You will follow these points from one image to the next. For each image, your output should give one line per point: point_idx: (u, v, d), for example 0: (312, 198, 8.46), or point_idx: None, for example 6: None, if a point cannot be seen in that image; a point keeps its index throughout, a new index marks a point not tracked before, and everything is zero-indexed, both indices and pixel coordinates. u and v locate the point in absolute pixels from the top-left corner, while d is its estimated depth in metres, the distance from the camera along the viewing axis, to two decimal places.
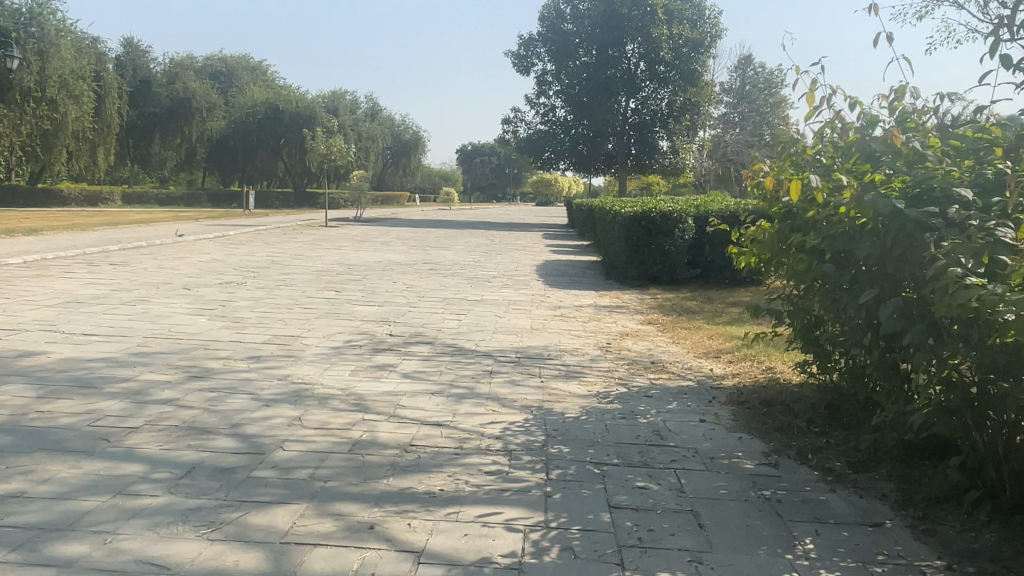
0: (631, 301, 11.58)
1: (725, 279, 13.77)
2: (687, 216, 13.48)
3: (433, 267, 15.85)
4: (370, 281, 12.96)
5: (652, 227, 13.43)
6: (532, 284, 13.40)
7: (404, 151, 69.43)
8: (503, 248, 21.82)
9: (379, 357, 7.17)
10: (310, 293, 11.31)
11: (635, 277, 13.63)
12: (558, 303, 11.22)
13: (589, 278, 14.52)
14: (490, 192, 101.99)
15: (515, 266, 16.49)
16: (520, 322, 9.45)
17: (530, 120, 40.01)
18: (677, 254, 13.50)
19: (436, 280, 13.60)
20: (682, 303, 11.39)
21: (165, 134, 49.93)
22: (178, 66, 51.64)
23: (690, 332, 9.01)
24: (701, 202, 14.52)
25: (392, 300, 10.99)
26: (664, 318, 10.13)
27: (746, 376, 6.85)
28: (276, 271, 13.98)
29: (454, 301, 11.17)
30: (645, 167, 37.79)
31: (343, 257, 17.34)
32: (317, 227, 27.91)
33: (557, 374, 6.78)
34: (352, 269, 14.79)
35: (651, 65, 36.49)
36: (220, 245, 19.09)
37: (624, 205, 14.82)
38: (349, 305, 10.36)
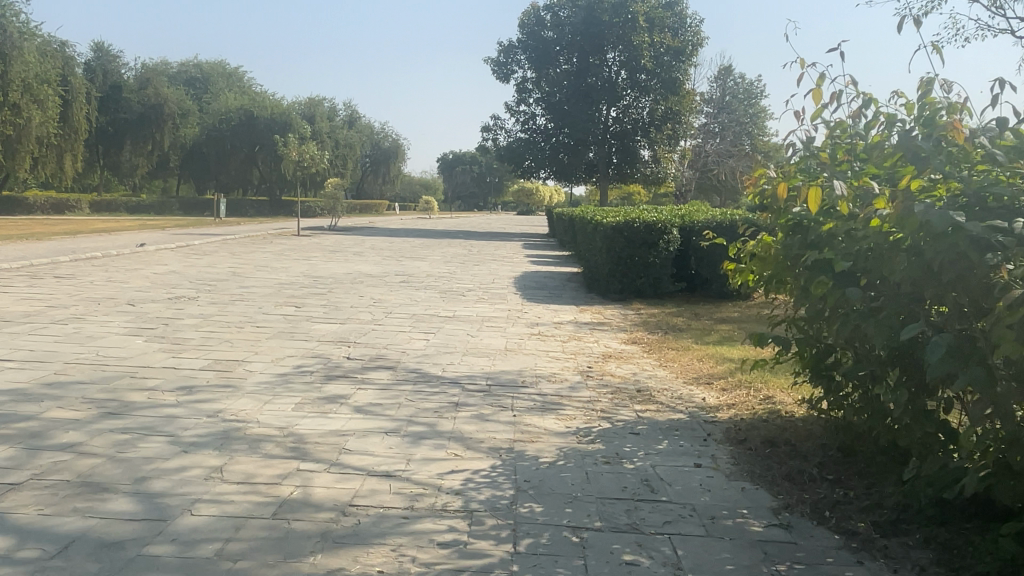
0: (615, 318, 10.82)
1: (712, 293, 13.06)
2: (673, 226, 12.75)
3: (405, 279, 15.02)
4: (336, 296, 12.11)
5: (636, 237, 12.67)
6: (509, 298, 12.62)
7: (383, 159, 68.53)
8: (481, 259, 21.03)
9: (330, 387, 6.32)
10: (267, 309, 10.45)
11: (617, 291, 12.87)
12: (536, 319, 10.44)
13: (569, 291, 13.76)
14: (471, 200, 101.25)
15: (492, 279, 15.69)
16: (494, 342, 8.66)
17: (510, 127, 39.31)
18: (662, 267, 12.78)
19: (407, 294, 12.78)
20: (668, 320, 10.66)
21: (137, 141, 48.70)
22: (150, 72, 50.48)
23: (679, 353, 8.30)
24: (686, 213, 13.83)
25: (357, 317, 10.15)
26: (650, 337, 9.40)
27: (743, 407, 6.12)
28: (236, 284, 13.08)
29: (423, 317, 10.34)
30: (626, 176, 37.21)
31: (312, 269, 16.45)
32: (290, 236, 26.99)
33: (531, 405, 5.99)
34: (317, 282, 13.92)
35: (632, 73, 36.01)
36: (182, 255, 18.13)
37: (606, 215, 14.06)
38: (308, 323, 9.51)
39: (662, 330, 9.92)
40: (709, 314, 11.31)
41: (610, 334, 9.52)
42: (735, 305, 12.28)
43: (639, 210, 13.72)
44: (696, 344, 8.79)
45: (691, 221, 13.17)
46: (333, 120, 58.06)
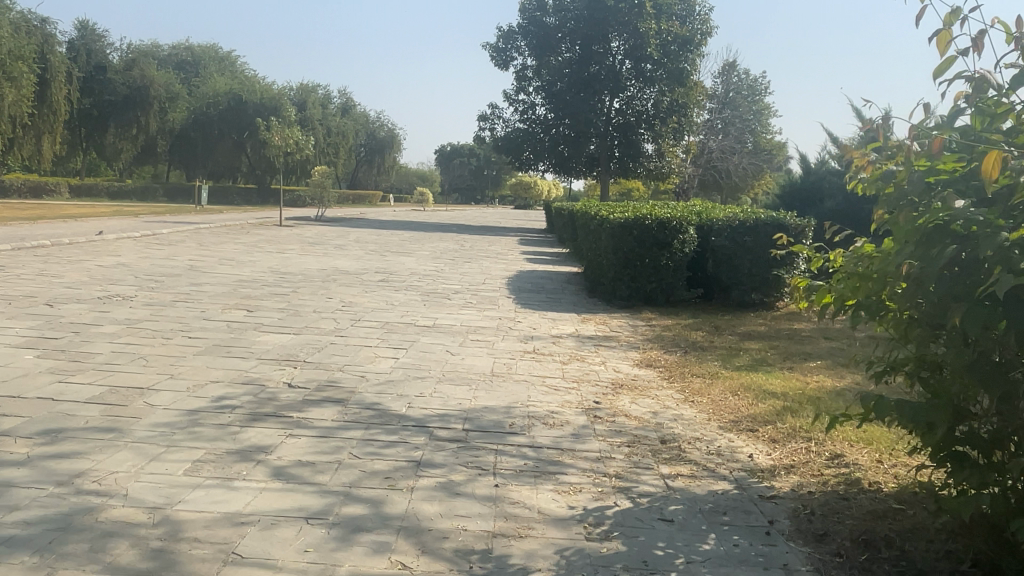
0: (623, 331, 9.18)
1: (730, 300, 11.53)
2: (688, 224, 11.16)
3: (385, 278, 13.39)
4: (300, 296, 10.47)
5: (646, 236, 11.04)
6: (500, 304, 10.99)
7: (379, 149, 66.61)
8: (473, 255, 19.39)
9: (253, 434, 4.68)
10: (211, 313, 8.80)
11: (624, 299, 11.26)
12: (530, 332, 8.82)
13: (569, 296, 12.13)
14: (468, 194, 99.44)
15: (482, 279, 14.05)
16: (478, 363, 7.02)
17: (508, 117, 37.56)
18: (676, 271, 11.20)
19: (384, 296, 11.17)
20: (686, 335, 9.04)
21: (121, 125, 46.94)
22: (137, 53, 48.60)
23: (707, 382, 6.72)
24: (702, 208, 12.25)
25: (315, 324, 8.52)
26: (671, 357, 7.82)
27: (807, 472, 4.56)
28: (188, 281, 11.43)
29: (396, 327, 8.70)
30: (629, 171, 35.45)
31: (283, 263, 14.77)
32: (271, 226, 25.33)
33: (522, 467, 4.37)
34: (284, 279, 12.27)
35: (637, 62, 34.39)
36: (143, 245, 16.45)
37: (611, 210, 12.48)
38: (255, 331, 7.89)
39: (680, 347, 8.34)
40: (729, 328, 9.75)
41: (619, 354, 7.90)
42: (757, 318, 10.72)
43: (649, 204, 12.13)
44: (725, 369, 7.20)
45: (709, 218, 11.58)
46: (326, 107, 56.16)
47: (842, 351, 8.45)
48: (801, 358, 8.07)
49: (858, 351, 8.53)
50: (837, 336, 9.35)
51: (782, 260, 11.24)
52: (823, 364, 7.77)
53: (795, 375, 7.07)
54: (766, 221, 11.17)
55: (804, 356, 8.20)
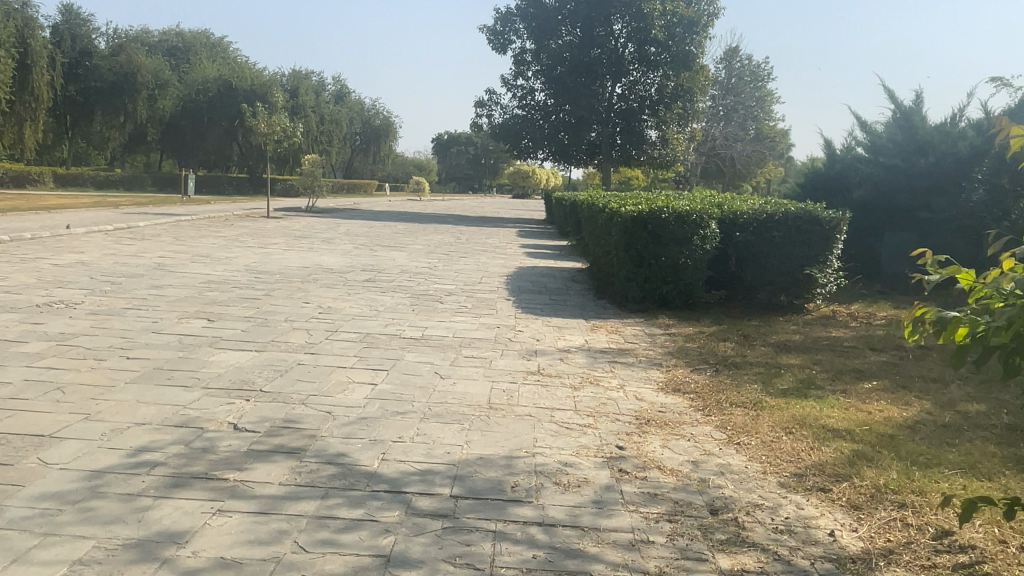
0: (641, 344, 7.97)
1: (756, 302, 10.35)
2: (710, 217, 9.94)
3: (372, 277, 12.18)
4: (272, 300, 9.28)
5: (665, 231, 9.81)
6: (498, 309, 9.79)
7: (374, 138, 65.15)
8: (469, 249, 18.16)
9: (169, 514, 3.47)
10: (164, 323, 7.58)
11: (637, 301, 10.08)
12: (533, 345, 7.62)
13: (575, 298, 10.92)
14: (466, 182, 98.02)
15: (479, 277, 12.83)
16: (472, 390, 5.80)
17: (506, 103, 36.23)
18: (696, 270, 9.98)
19: (368, 299, 9.97)
20: (713, 348, 7.84)
21: (107, 113, 45.50)
22: (124, 39, 47.08)
23: (751, 414, 5.53)
24: (723, 198, 11.04)
25: (283, 337, 7.31)
26: (703, 377, 6.64)
27: (916, 563, 3.40)
28: (150, 282, 10.22)
29: (377, 339, 7.49)
30: (630, 160, 34.23)
31: (262, 260, 13.54)
32: (258, 218, 24.08)
33: (529, 564, 3.16)
34: (259, 279, 11.06)
35: (641, 46, 33.05)
36: (113, 239, 15.24)
37: (621, 202, 11.28)
38: (210, 347, 6.68)
39: (709, 363, 7.15)
40: (760, 337, 8.58)
41: (640, 373, 6.71)
42: (787, 324, 9.57)
43: (665, 195, 10.93)
44: (767, 396, 6.03)
45: (733, 210, 10.37)
46: (320, 94, 54.69)
47: (896, 369, 7.28)
48: (853, 378, 6.89)
49: (913, 367, 7.39)
50: (885, 349, 8.20)
51: (815, 258, 10.04)
52: (881, 387, 6.60)
53: (851, 406, 5.91)
54: (797, 214, 9.95)
55: (855, 374, 7.01)
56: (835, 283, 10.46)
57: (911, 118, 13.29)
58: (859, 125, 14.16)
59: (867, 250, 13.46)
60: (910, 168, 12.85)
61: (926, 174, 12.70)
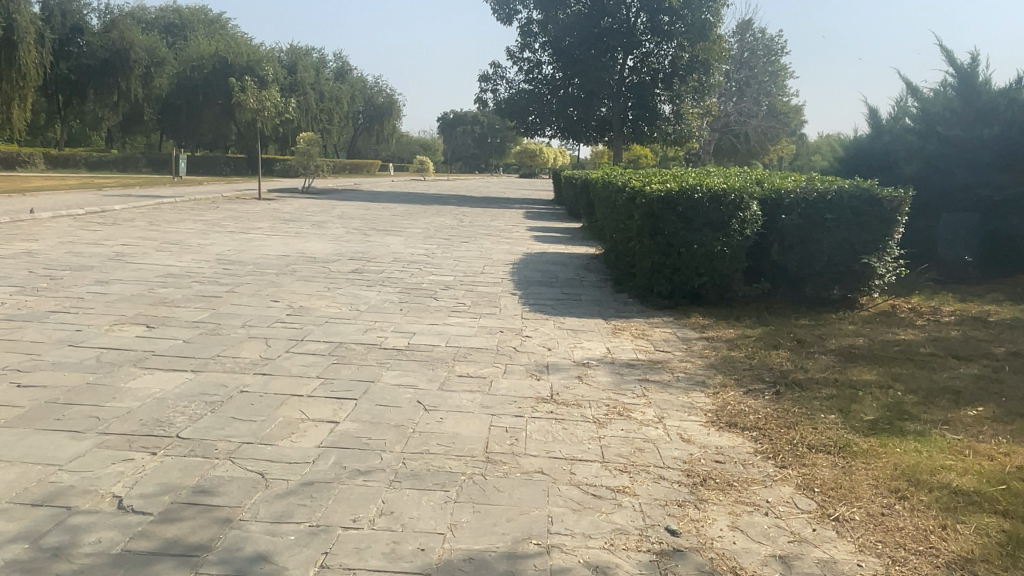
0: (678, 354, 6.51)
1: (802, 296, 8.88)
2: (751, 197, 8.44)
3: (360, 267, 10.72)
4: (233, 298, 7.86)
5: (699, 215, 8.31)
6: (502, 306, 8.32)
7: (377, 117, 63.46)
8: (472, 233, 16.70)
9: None
10: (88, 332, 6.14)
11: (665, 295, 8.62)
12: (543, 358, 6.17)
13: (591, 292, 9.45)
14: (472, 162, 96.43)
15: (481, 267, 11.39)
16: (463, 431, 4.34)
17: (511, 78, 34.55)
18: (734, 261, 8.50)
19: (351, 296, 8.52)
20: (764, 358, 6.37)
21: (100, 91, 43.98)
22: (116, 14, 45.27)
23: (839, 466, 4.10)
24: (760, 175, 9.51)
25: (233, 350, 5.88)
26: (761, 403, 5.21)
27: None
28: (97, 275, 8.78)
29: (351, 351, 6.04)
30: (643, 136, 32.58)
31: (239, 248, 12.10)
32: (248, 200, 22.63)
33: None
34: (227, 271, 9.65)
35: (654, 15, 31.23)
36: (80, 225, 13.81)
37: (642, 179, 9.77)
38: (133, 367, 5.24)
39: (765, 383, 5.70)
40: (816, 342, 7.11)
41: (681, 398, 5.25)
42: (843, 323, 8.08)
43: (694, 173, 9.43)
44: (853, 436, 4.57)
45: (774, 189, 8.86)
46: (320, 71, 52.98)
47: (998, 388, 5.79)
48: (951, 402, 5.41)
49: (1017, 385, 5.90)
50: (973, 359, 6.72)
51: (874, 245, 8.55)
52: (990, 415, 5.13)
53: (969, 448, 4.45)
54: (854, 194, 8.45)
55: (952, 396, 5.53)
56: (894, 274, 8.97)
57: (971, 84, 11.73)
58: (909, 92, 12.61)
59: (919, 233, 11.93)
60: (973, 141, 11.28)
61: (989, 147, 11.17)
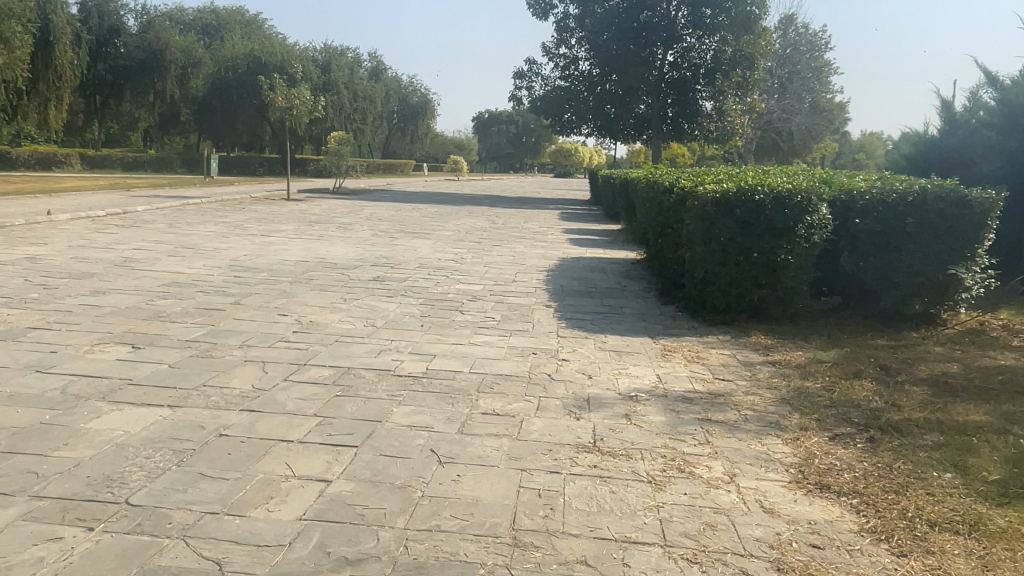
0: (742, 384, 5.54)
1: (877, 311, 7.82)
2: (820, 198, 7.42)
3: (382, 274, 9.91)
4: (239, 311, 7.09)
5: (760, 219, 7.32)
6: (535, 321, 7.42)
7: (411, 116, 62.96)
8: (505, 236, 15.86)
9: None
10: (64, 353, 5.39)
11: (720, 310, 7.65)
12: (583, 389, 5.25)
13: (633, 305, 8.51)
14: (506, 161, 95.64)
15: (513, 273, 10.52)
16: (486, 496, 3.45)
17: (547, 74, 33.62)
18: (799, 271, 7.49)
19: (369, 308, 7.70)
20: (847, 391, 5.36)
21: (137, 92, 44.00)
22: (153, 15, 45.33)
23: (976, 556, 3.10)
24: (827, 175, 8.46)
25: (224, 378, 5.07)
26: (853, 455, 4.24)
27: None
28: (96, 284, 8.10)
29: (360, 380, 5.19)
30: (683, 134, 31.46)
31: (257, 253, 11.39)
32: (276, 200, 22.12)
33: None
34: (238, 278, 8.92)
35: (695, 8, 29.84)
36: (97, 227, 13.29)
37: (692, 179, 8.78)
38: (100, 402, 4.46)
39: (853, 427, 4.72)
40: (903, 370, 6.08)
41: (754, 446, 4.30)
42: (929, 344, 7.00)
43: (751, 171, 8.43)
44: (985, 508, 3.56)
45: (843, 188, 7.82)
46: (355, 71, 52.62)
47: None
48: None
49: None
50: None
51: (963, 254, 7.43)
52: None
53: None
54: (938, 194, 7.37)
55: None
56: (983, 286, 7.84)
57: None
58: (987, 83, 11.39)
59: (1000, 240, 10.71)
60: None
61: None
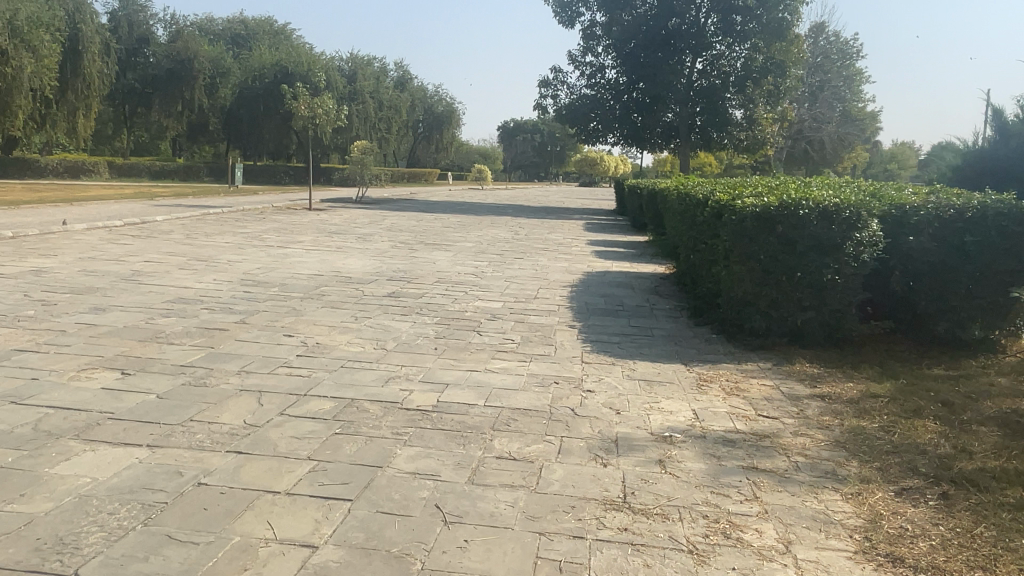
0: (789, 424, 4.96)
1: (932, 336, 7.17)
2: (870, 214, 6.81)
3: (398, 290, 9.45)
4: (243, 331, 6.66)
5: (805, 236, 6.73)
6: (558, 344, 6.90)
7: (436, 126, 62.90)
8: (527, 248, 15.38)
9: None
10: (46, 381, 4.97)
11: (760, 334, 7.06)
12: (610, 426, 4.73)
13: (663, 325, 7.96)
14: (531, 170, 95.38)
15: (535, 289, 10.02)
16: (496, 570, 2.93)
17: (573, 83, 33.21)
18: (846, 292, 6.89)
19: (380, 328, 7.22)
20: (909, 435, 4.76)
21: (165, 101, 44.35)
22: (182, 25, 45.71)
23: None
24: (874, 187, 7.85)
25: (215, 410, 4.61)
26: (926, 517, 3.66)
27: None
28: (97, 300, 7.73)
29: (366, 414, 4.71)
30: (712, 143, 30.86)
31: (270, 266, 11.01)
32: (298, 210, 21.86)
33: None
34: (248, 294, 8.52)
35: (726, 15, 29.30)
36: (112, 238, 13.01)
37: (728, 192, 8.21)
38: (71, 442, 4.00)
39: (921, 479, 4.13)
40: (969, 406, 5.44)
41: (809, 503, 3.73)
42: (993, 374, 6.34)
43: (792, 184, 7.84)
44: None
45: (894, 203, 7.21)
46: (381, 80, 52.71)
47: None
48: None
49: None
50: None
51: None
52: None
53: None
54: (1000, 210, 6.71)
55: None
56: None
57: None
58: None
59: None
60: None
61: None
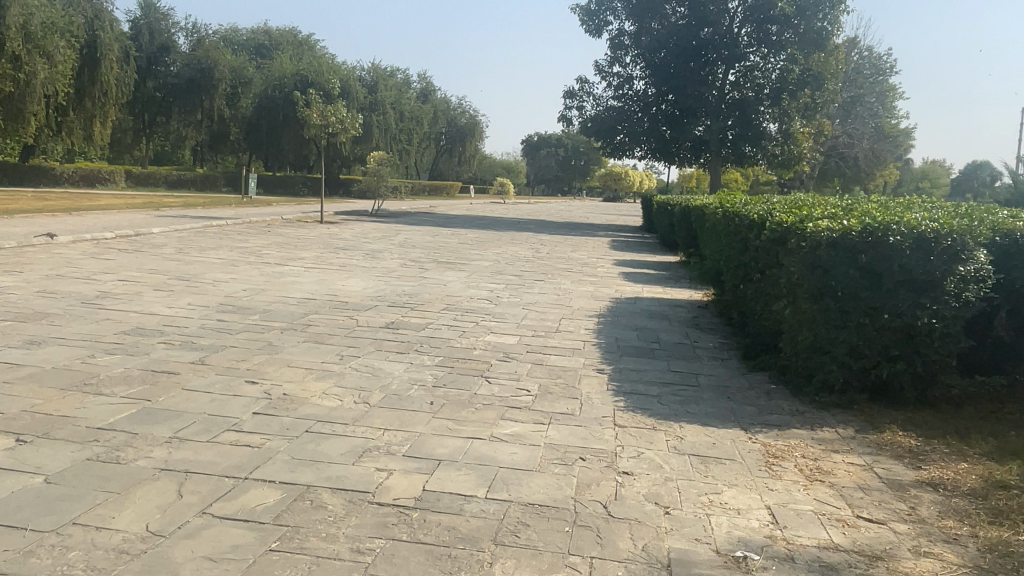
0: (903, 536, 3.59)
1: None
2: (976, 241, 5.43)
3: (398, 319, 8.19)
4: (195, 376, 5.42)
5: (894, 269, 5.38)
6: (583, 398, 5.58)
7: (459, 138, 61.98)
8: (549, 268, 14.08)
9: None
10: None
11: (833, 388, 5.70)
12: (659, 538, 3.38)
13: (708, 371, 6.59)
14: (555, 184, 94.20)
15: (555, 319, 8.71)
16: None
17: (599, 94, 31.96)
18: (946, 339, 5.49)
19: (368, 371, 5.95)
20: None
21: (184, 110, 43.77)
22: (205, 34, 45.13)
23: None
24: (970, 210, 6.48)
25: (113, 506, 3.35)
26: None
27: None
28: (39, 329, 6.56)
29: (321, 512, 3.41)
30: (744, 159, 29.36)
31: (260, 287, 9.81)
32: (308, 223, 20.75)
33: None
34: (221, 323, 7.31)
35: (760, 24, 28.16)
36: (93, 252, 11.91)
37: (790, 212, 6.88)
38: None
39: None
40: None
41: None
42: None
43: (870, 204, 6.50)
44: None
45: (1000, 228, 5.83)
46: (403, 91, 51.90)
47: None
48: None
49: None
50: None
51: None
52: None
53: None
54: None
55: None
56: None
57: None
58: None
59: None
60: None
61: None
